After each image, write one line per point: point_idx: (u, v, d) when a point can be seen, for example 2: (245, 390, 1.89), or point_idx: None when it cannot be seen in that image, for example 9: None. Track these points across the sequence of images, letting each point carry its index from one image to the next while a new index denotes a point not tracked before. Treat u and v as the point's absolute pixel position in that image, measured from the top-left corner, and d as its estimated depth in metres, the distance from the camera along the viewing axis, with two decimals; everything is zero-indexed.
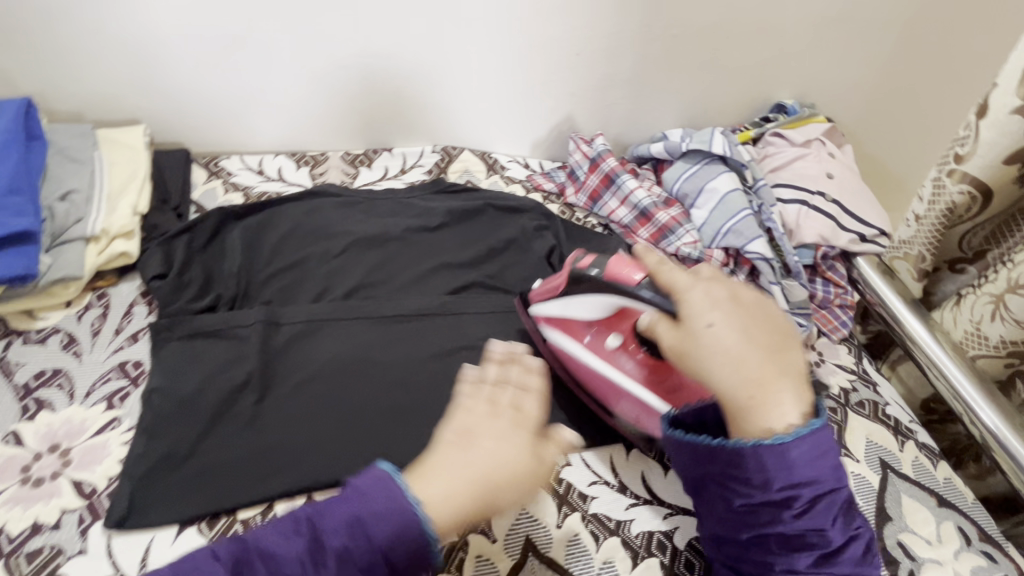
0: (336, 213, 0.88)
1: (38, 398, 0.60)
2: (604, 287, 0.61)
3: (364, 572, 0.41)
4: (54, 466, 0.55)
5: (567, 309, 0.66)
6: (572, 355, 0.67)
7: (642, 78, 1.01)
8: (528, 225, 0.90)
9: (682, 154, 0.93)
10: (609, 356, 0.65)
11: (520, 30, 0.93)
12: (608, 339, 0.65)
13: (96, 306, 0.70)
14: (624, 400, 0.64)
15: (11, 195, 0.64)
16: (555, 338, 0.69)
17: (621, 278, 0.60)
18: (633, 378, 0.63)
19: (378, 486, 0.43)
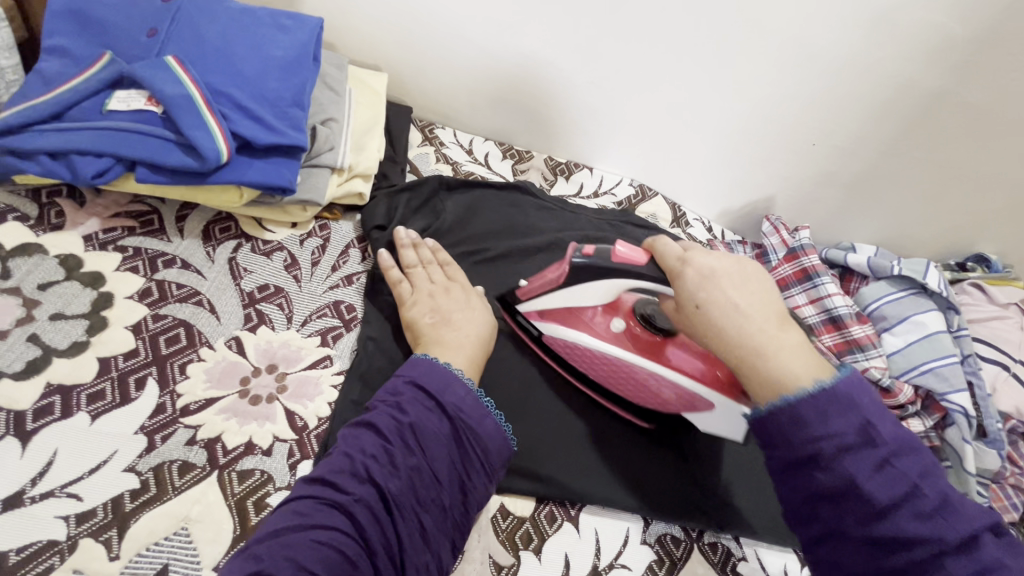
0: (537, 213, 0.82)
1: (260, 311, 0.59)
2: (609, 271, 0.58)
3: (448, 429, 0.47)
4: (271, 389, 0.53)
5: (574, 301, 0.64)
6: (569, 343, 0.64)
7: (863, 187, 0.93)
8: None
9: (890, 275, 0.89)
10: (606, 334, 0.65)
11: (760, 99, 0.85)
12: (609, 324, 0.65)
13: (317, 235, 0.68)
14: (596, 365, 0.64)
15: (293, 107, 0.64)
16: (555, 331, 0.65)
17: (633, 259, 0.56)
18: (623, 347, 0.64)
19: (420, 362, 0.51)
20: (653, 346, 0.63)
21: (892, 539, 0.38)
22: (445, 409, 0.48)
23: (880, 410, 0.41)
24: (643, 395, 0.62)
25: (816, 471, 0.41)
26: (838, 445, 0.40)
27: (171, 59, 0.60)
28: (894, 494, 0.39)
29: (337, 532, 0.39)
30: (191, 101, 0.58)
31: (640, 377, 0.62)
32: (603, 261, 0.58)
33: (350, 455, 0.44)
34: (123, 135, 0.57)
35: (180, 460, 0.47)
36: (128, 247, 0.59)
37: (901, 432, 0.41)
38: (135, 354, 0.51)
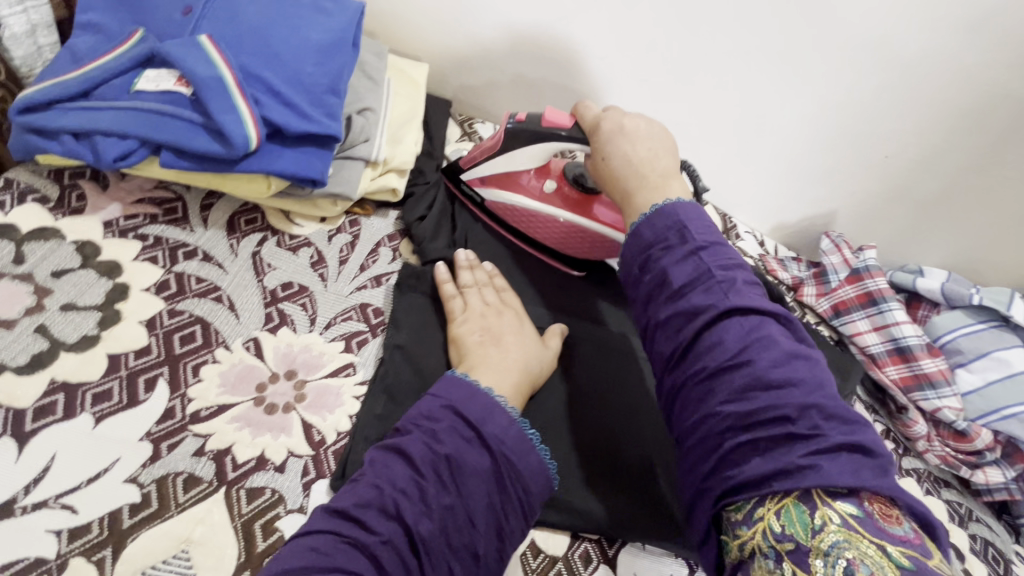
0: None
1: (281, 311, 0.55)
2: (543, 135, 0.61)
3: (486, 462, 0.42)
4: (288, 397, 0.49)
5: (508, 162, 0.65)
6: (504, 204, 0.67)
7: (938, 207, 0.82)
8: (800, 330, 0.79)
9: (969, 305, 0.80)
10: (542, 195, 0.66)
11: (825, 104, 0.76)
12: (544, 185, 0.66)
13: (346, 232, 0.64)
14: (543, 228, 0.66)
15: (328, 94, 0.60)
16: (497, 198, 0.67)
17: (559, 124, 0.59)
18: (569, 210, 0.65)
19: (457, 384, 0.46)
20: (583, 203, 0.65)
21: (761, 477, 0.34)
22: (485, 442, 0.43)
23: (733, 273, 0.43)
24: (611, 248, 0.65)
25: (725, 377, 0.38)
26: (689, 310, 0.42)
27: (206, 39, 0.57)
28: (725, 354, 0.39)
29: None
30: (223, 83, 0.54)
31: (570, 228, 0.65)
32: (530, 122, 0.61)
33: (379, 486, 0.39)
34: (150, 117, 0.53)
35: (186, 473, 0.43)
36: (149, 235, 0.55)
37: (757, 300, 0.41)
38: (146, 352, 0.48)
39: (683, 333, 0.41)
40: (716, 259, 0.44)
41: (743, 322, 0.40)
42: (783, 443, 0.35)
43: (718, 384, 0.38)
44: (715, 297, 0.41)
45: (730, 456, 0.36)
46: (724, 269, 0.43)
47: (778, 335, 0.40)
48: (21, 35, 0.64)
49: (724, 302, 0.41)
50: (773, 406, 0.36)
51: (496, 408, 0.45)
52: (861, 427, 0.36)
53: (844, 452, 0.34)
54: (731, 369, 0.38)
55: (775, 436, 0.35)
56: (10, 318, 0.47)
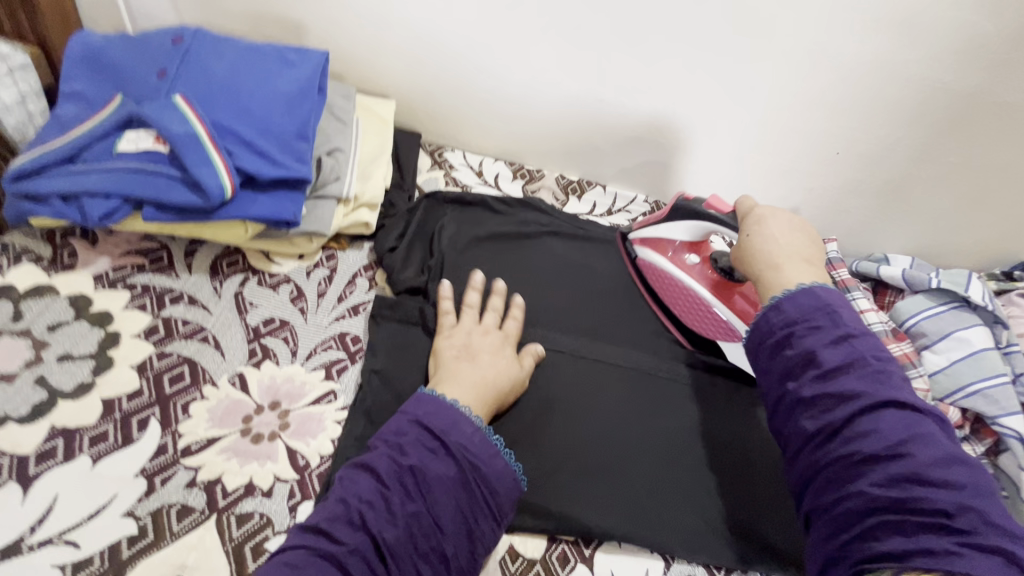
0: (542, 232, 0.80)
1: (265, 346, 0.58)
2: (698, 213, 0.66)
3: (450, 471, 0.45)
4: (273, 426, 0.52)
5: (664, 232, 0.71)
6: (660, 270, 0.72)
7: (897, 195, 0.88)
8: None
9: (928, 289, 0.83)
10: (687, 269, 0.70)
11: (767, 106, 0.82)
12: (689, 258, 0.70)
13: (324, 266, 0.68)
14: (670, 290, 0.71)
15: (296, 140, 0.64)
16: (646, 255, 0.73)
17: (721, 209, 0.65)
18: (701, 283, 0.69)
19: (424, 399, 0.49)
20: (728, 287, 0.68)
21: (903, 552, 0.41)
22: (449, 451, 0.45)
23: (888, 364, 0.49)
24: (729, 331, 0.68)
25: (871, 467, 0.45)
26: (845, 394, 0.48)
27: (179, 99, 0.61)
28: (880, 442, 0.45)
29: None
30: (197, 139, 0.59)
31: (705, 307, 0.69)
32: (695, 202, 0.66)
33: (346, 501, 0.42)
34: (132, 175, 0.57)
35: (179, 504, 0.46)
36: (137, 284, 0.59)
37: (906, 393, 0.48)
38: (138, 394, 0.51)
39: (834, 414, 0.48)
40: (868, 345, 0.50)
41: (904, 417, 0.46)
42: (901, 507, 0.43)
43: (834, 450, 0.47)
44: (867, 385, 0.48)
45: (871, 533, 0.43)
46: (876, 360, 0.49)
47: (941, 436, 0.46)
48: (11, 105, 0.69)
49: (878, 393, 0.47)
50: (928, 499, 0.42)
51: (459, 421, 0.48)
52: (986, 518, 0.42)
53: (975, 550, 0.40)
54: (890, 459, 0.45)
55: (925, 525, 0.42)
56: (11, 372, 0.51)
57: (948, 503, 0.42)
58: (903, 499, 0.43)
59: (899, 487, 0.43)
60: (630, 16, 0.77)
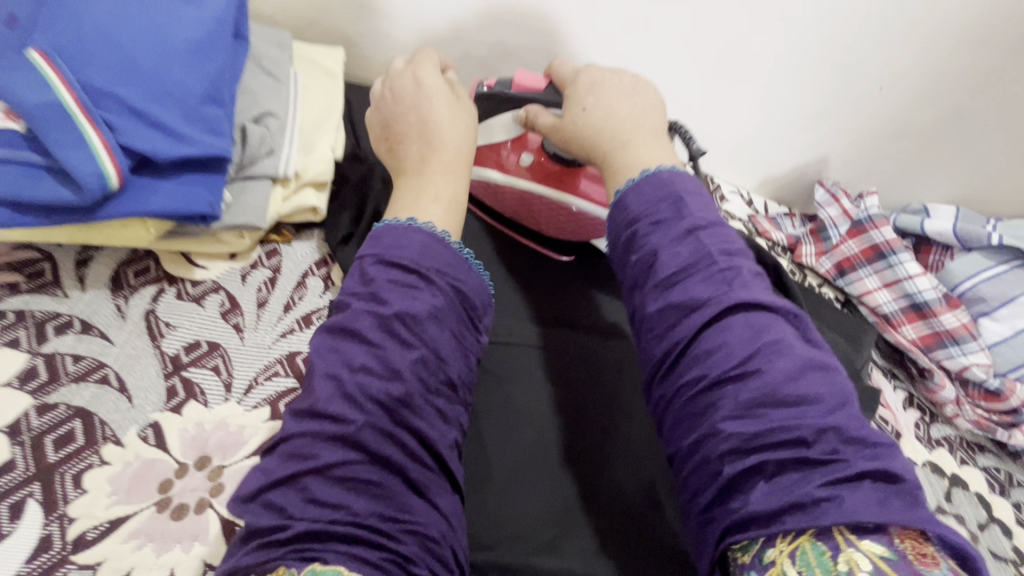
0: None
1: (186, 382, 0.45)
2: (508, 98, 0.53)
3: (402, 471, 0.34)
4: (202, 492, 0.40)
5: (482, 136, 0.58)
6: (490, 185, 0.58)
7: (947, 132, 0.77)
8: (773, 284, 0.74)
9: (985, 247, 0.72)
10: (510, 169, 0.57)
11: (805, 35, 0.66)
12: (519, 159, 0.57)
13: (264, 267, 0.54)
14: (511, 203, 0.59)
15: (208, 104, 0.49)
16: (470, 177, 0.59)
17: (534, 86, 0.53)
18: (526, 178, 0.56)
19: (413, 237, 0.41)
20: (558, 175, 0.56)
21: (771, 511, 0.30)
22: (429, 280, 0.39)
23: (735, 260, 0.39)
24: (589, 230, 0.58)
25: (721, 398, 0.34)
26: (686, 303, 0.37)
27: (31, 52, 0.44)
28: (759, 379, 0.33)
29: (349, 463, 0.33)
30: (63, 110, 0.43)
31: (546, 206, 0.57)
32: (501, 88, 0.53)
33: (335, 373, 0.35)
34: None
35: None
36: (8, 311, 0.45)
37: (760, 294, 0.37)
38: (10, 468, 0.38)
39: (679, 329, 0.37)
40: (714, 239, 0.40)
41: (748, 322, 0.36)
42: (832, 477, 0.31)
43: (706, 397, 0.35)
44: (718, 288, 0.37)
45: (732, 484, 0.32)
46: (725, 254, 0.39)
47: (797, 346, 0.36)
48: None
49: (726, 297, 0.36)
50: (785, 427, 0.32)
51: (431, 240, 0.41)
52: (888, 452, 0.32)
53: (872, 479, 0.30)
54: (739, 380, 0.34)
55: (788, 461, 0.31)
56: None
57: (806, 429, 0.31)
58: (757, 430, 0.32)
59: (755, 416, 0.33)
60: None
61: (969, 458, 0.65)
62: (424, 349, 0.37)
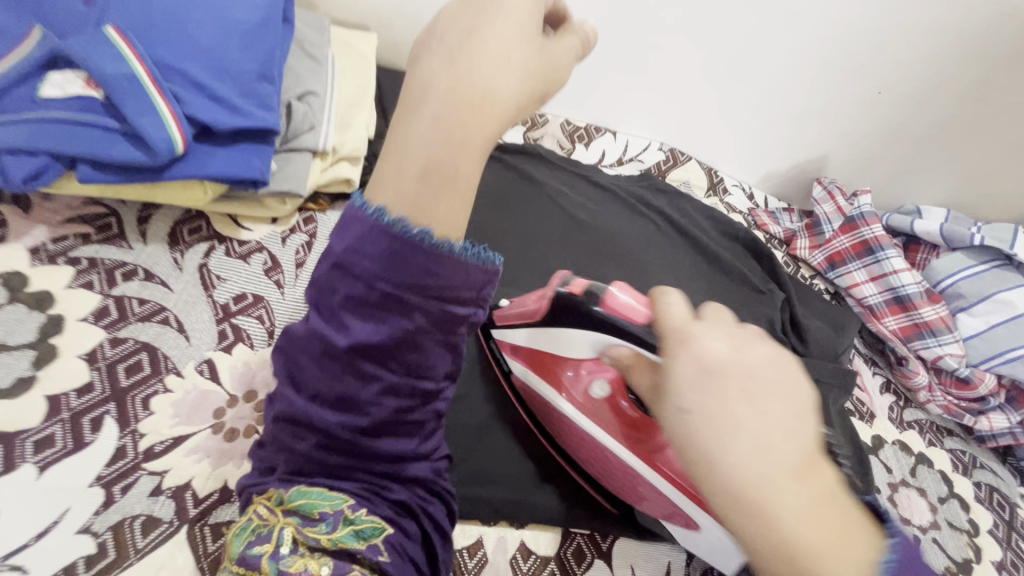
0: (578, 202, 0.78)
1: (236, 327, 0.51)
2: (605, 323, 0.44)
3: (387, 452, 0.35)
4: (250, 419, 0.46)
5: (552, 334, 0.49)
6: (544, 403, 0.52)
7: (941, 138, 0.82)
8: (733, 256, 0.80)
9: (968, 246, 0.76)
10: (579, 402, 0.50)
11: (807, 36, 0.74)
12: (590, 389, 0.50)
13: (302, 232, 0.60)
14: (589, 456, 0.50)
15: (260, 82, 0.55)
16: (530, 384, 0.52)
17: (624, 313, 0.41)
18: (603, 429, 0.48)
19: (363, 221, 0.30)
20: (641, 426, 0.48)
21: None
22: (403, 303, 0.30)
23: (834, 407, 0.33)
24: (640, 496, 0.48)
25: None
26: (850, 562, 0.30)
27: (110, 31, 0.50)
28: None
29: (321, 451, 0.34)
30: (137, 81, 0.49)
31: (623, 469, 0.47)
32: (590, 302, 0.44)
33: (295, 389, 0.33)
34: (61, 127, 0.47)
35: (144, 515, 0.41)
36: (82, 258, 0.51)
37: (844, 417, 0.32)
38: (89, 389, 0.44)
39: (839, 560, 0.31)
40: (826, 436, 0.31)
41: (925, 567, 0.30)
42: None
43: None
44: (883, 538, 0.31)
45: None
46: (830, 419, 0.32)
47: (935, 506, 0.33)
48: None
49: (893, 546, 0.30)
50: None
51: (393, 244, 0.29)
52: None
53: None
54: None
55: None
56: None
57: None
58: None
59: None
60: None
61: (935, 440, 0.71)
62: (392, 378, 0.32)
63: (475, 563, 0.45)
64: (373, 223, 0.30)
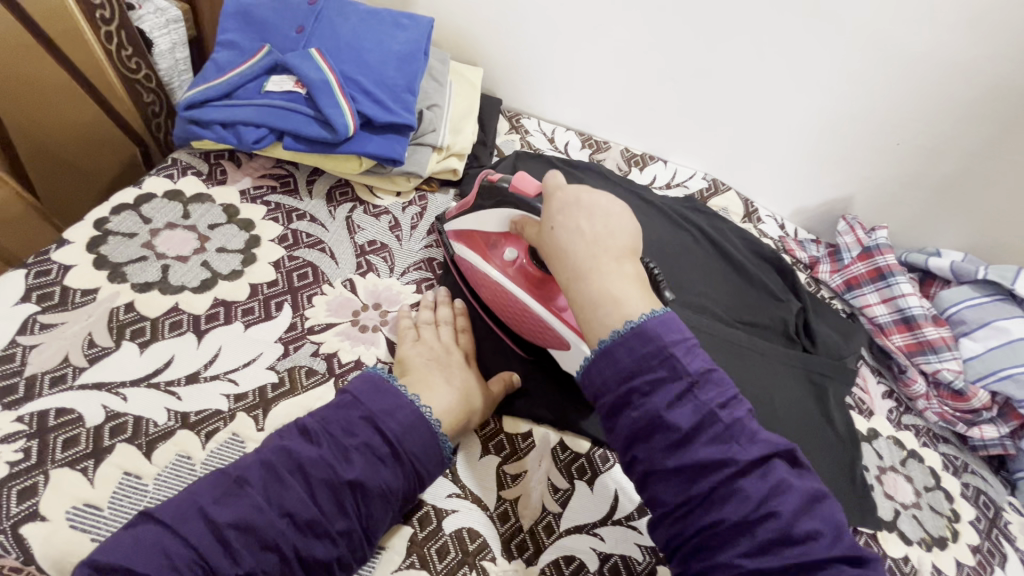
0: (629, 207, 0.94)
1: (368, 261, 0.70)
2: (508, 199, 0.61)
3: (338, 519, 0.45)
4: (376, 321, 0.64)
5: (476, 221, 0.66)
6: (476, 269, 0.66)
7: (955, 189, 0.94)
8: (759, 270, 0.92)
9: (973, 280, 0.87)
10: (493, 257, 0.65)
11: (832, 92, 0.90)
12: (505, 255, 0.64)
13: (416, 204, 0.79)
14: (495, 298, 0.65)
15: (406, 93, 0.76)
16: (462, 253, 0.68)
17: (526, 190, 0.59)
18: (508, 280, 0.63)
19: (369, 380, 0.52)
20: (532, 277, 0.63)
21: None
22: (401, 458, 0.48)
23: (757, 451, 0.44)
24: (547, 338, 0.62)
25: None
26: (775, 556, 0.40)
27: (314, 51, 0.73)
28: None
29: (301, 493, 0.44)
30: (328, 85, 0.70)
31: (517, 307, 0.63)
32: (503, 185, 0.61)
33: (261, 505, 0.43)
34: (275, 111, 0.70)
35: (306, 366, 0.58)
36: (272, 202, 0.72)
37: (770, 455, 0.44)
38: (275, 283, 0.64)
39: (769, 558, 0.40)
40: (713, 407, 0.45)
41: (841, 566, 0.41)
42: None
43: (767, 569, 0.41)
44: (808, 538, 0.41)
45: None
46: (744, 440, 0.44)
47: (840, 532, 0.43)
48: (166, 51, 0.89)
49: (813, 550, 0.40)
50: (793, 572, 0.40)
51: (386, 385, 0.52)
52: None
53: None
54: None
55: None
56: (184, 254, 0.63)
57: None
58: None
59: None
60: (711, 16, 0.87)
61: (930, 443, 0.79)
62: (349, 523, 0.45)
63: (525, 445, 0.60)
64: (377, 381, 0.52)
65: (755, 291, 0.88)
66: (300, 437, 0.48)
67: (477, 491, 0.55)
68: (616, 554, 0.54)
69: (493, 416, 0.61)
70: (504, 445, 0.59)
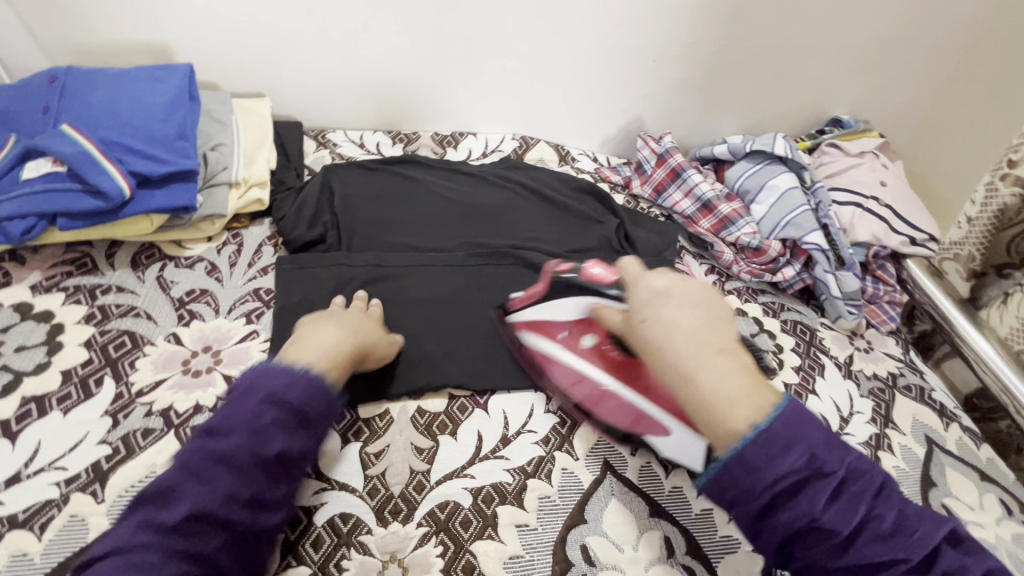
0: (445, 181, 0.98)
1: (190, 310, 0.70)
2: (580, 287, 0.69)
3: (275, 489, 0.49)
4: (209, 362, 0.65)
5: (549, 312, 0.70)
6: (550, 356, 0.69)
7: (710, 84, 1.09)
8: (577, 202, 1.01)
9: (745, 154, 1.01)
10: (578, 352, 0.67)
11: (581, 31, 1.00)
12: (581, 340, 0.67)
13: (231, 243, 0.80)
14: (589, 391, 0.66)
15: (179, 141, 0.76)
16: (529, 339, 0.71)
17: (599, 279, 0.68)
18: (599, 368, 0.66)
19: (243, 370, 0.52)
20: (631, 364, 0.64)
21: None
22: (309, 420, 0.52)
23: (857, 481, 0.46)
24: (644, 421, 0.63)
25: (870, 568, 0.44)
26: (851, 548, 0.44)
27: (64, 126, 0.71)
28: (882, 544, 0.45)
29: (233, 488, 0.46)
30: (90, 156, 0.69)
31: (613, 402, 0.65)
32: (574, 276, 0.71)
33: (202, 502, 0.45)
34: (39, 195, 0.68)
35: (141, 428, 0.58)
36: (70, 286, 0.70)
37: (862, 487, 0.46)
38: (90, 362, 0.63)
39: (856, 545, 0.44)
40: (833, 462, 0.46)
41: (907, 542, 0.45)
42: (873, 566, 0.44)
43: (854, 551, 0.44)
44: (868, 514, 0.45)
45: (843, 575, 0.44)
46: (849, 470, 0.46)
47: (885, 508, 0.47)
48: None
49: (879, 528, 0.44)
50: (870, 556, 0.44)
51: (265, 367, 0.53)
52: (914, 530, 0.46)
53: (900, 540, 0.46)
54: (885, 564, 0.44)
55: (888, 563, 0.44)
56: None
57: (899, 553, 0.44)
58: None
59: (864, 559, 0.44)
60: None
61: (751, 298, 0.91)
62: (287, 487, 0.50)
63: (384, 422, 0.63)
64: (254, 372, 0.53)
65: (574, 221, 0.97)
66: (207, 437, 0.48)
67: (343, 478, 0.58)
68: (488, 484, 0.60)
69: (347, 409, 0.64)
70: (363, 430, 0.62)
